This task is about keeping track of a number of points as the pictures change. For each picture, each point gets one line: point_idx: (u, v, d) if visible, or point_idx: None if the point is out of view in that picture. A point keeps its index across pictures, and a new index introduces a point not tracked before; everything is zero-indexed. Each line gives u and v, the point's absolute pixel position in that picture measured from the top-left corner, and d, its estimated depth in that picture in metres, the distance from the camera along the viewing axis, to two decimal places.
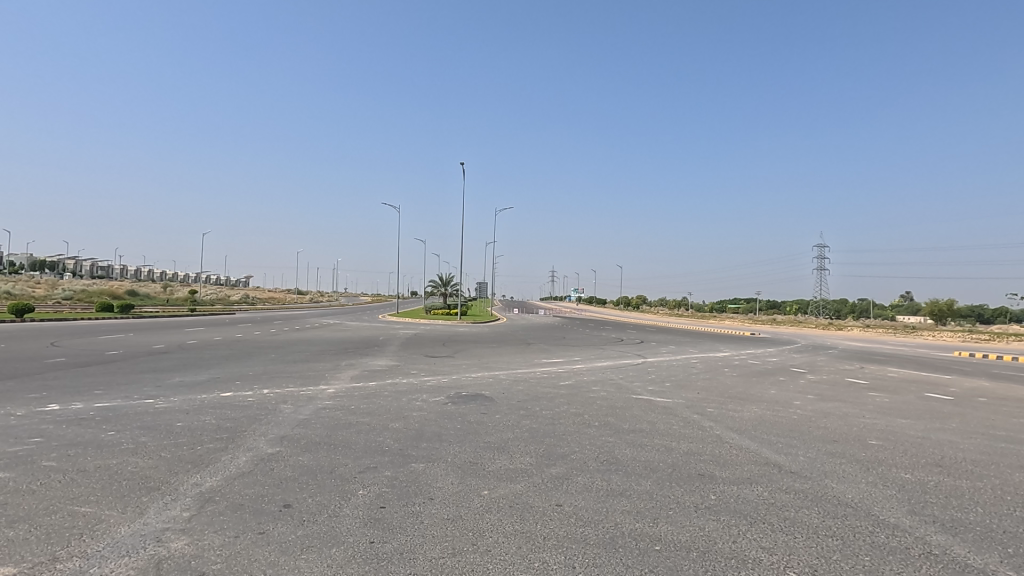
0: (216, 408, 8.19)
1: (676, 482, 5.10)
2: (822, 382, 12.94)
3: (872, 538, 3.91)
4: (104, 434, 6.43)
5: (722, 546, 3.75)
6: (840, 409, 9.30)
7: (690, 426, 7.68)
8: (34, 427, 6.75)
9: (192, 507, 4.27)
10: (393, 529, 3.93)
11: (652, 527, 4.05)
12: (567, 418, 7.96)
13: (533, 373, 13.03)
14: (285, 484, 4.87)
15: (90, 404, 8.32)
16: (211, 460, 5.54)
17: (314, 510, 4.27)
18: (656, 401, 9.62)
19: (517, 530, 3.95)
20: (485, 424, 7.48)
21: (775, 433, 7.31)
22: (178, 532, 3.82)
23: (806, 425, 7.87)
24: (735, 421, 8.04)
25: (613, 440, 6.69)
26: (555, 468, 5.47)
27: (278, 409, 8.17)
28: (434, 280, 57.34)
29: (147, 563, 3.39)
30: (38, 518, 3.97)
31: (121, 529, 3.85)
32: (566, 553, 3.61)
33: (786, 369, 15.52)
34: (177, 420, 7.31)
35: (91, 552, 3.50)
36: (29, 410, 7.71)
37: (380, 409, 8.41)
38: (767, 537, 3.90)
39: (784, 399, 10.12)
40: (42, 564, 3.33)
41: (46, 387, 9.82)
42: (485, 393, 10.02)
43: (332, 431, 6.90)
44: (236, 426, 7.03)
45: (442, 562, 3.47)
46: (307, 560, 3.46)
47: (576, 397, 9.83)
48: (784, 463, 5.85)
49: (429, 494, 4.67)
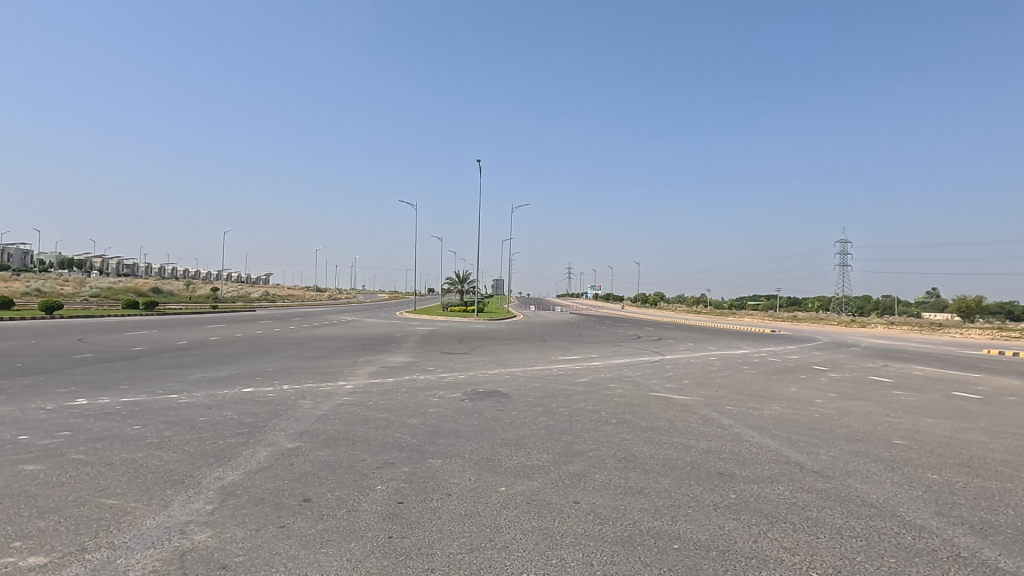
0: (237, 403, 8.31)
1: (695, 481, 5.04)
2: (845, 379, 12.69)
3: (898, 540, 3.82)
4: (130, 428, 6.60)
5: (742, 546, 3.70)
6: (862, 407, 9.12)
7: (709, 424, 7.58)
8: (63, 420, 6.97)
9: (215, 501, 4.34)
10: (412, 523, 3.97)
11: (671, 525, 4.02)
12: (584, 415, 7.94)
13: (548, 369, 13.04)
14: (305, 478, 4.94)
15: (116, 398, 8.54)
16: (232, 454, 5.63)
17: (334, 504, 4.31)
18: (673, 399, 9.53)
19: (534, 526, 3.95)
20: (501, 421, 7.46)
21: (794, 431, 7.19)
22: (201, 524, 3.90)
23: (828, 424, 7.71)
24: (754, 419, 7.92)
25: (630, 438, 6.63)
26: (571, 465, 5.46)
27: (297, 405, 8.30)
28: (452, 278, 58.27)
29: (171, 554, 3.46)
30: (67, 509, 4.09)
31: (147, 521, 3.93)
32: (583, 551, 3.59)
33: (807, 367, 15.27)
34: (199, 414, 7.48)
35: (119, 543, 3.58)
36: (58, 404, 7.95)
37: (398, 405, 8.46)
38: (789, 537, 3.84)
39: (805, 398, 9.93)
40: (72, 555, 3.42)
41: (76, 381, 10.13)
42: (500, 390, 10.02)
43: (350, 427, 6.97)
44: (257, 421, 7.17)
45: (460, 557, 3.48)
46: (326, 554, 3.50)
47: (593, 394, 9.80)
48: (805, 462, 5.74)
49: (446, 490, 4.70)
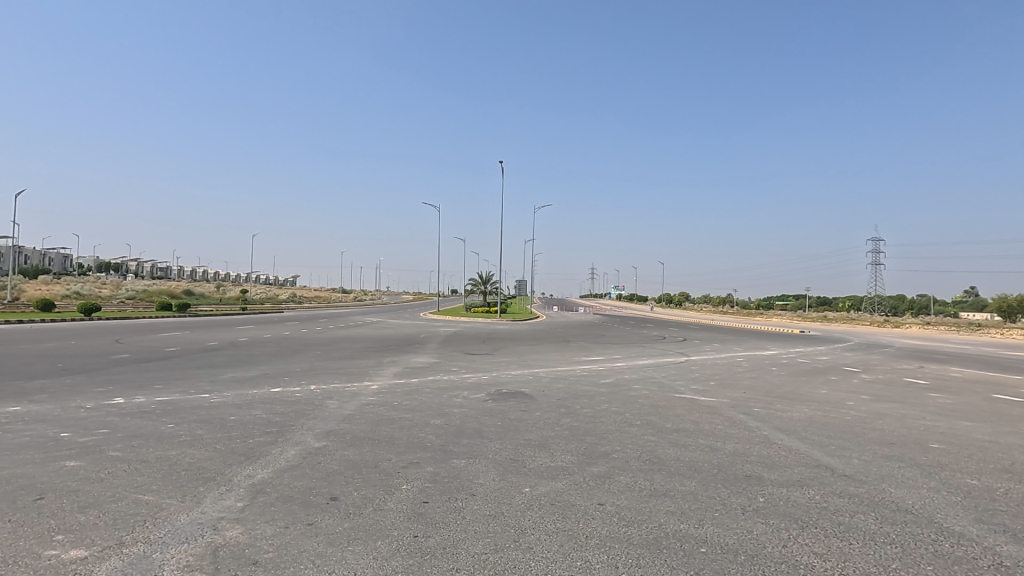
0: (265, 403, 8.48)
1: (722, 483, 4.97)
2: (878, 381, 12.34)
3: (935, 547, 3.70)
4: (164, 427, 6.80)
5: (771, 550, 3.64)
6: (896, 410, 8.85)
7: (736, 426, 7.45)
8: (101, 418, 7.21)
9: (245, 498, 4.44)
10: (437, 523, 4.00)
11: (698, 528, 3.96)
12: (607, 416, 7.89)
13: (571, 371, 13.00)
14: (332, 477, 5.02)
15: (151, 397, 8.79)
16: (261, 453, 5.75)
17: (360, 503, 4.37)
18: (699, 400, 9.40)
19: (559, 527, 3.93)
20: (524, 421, 7.46)
21: (825, 434, 7.03)
22: (233, 521, 3.99)
23: (860, 427, 7.51)
24: (782, 422, 7.76)
25: (655, 440, 6.56)
26: (595, 467, 5.43)
27: (324, 404, 8.44)
28: (474, 279, 58.49)
29: (205, 549, 3.55)
30: (106, 504, 4.23)
31: (181, 516, 4.05)
32: (608, 553, 3.57)
33: (838, 368, 14.88)
34: (230, 413, 7.66)
35: (154, 538, 3.69)
36: (96, 403, 8.22)
37: (422, 405, 8.53)
38: (821, 542, 3.76)
39: (835, 400, 9.68)
40: (110, 548, 3.53)
41: (112, 381, 10.46)
42: (524, 391, 10.02)
43: (375, 426, 7.06)
44: (285, 420, 7.31)
45: (485, 557, 3.49)
46: (353, 552, 3.55)
47: (617, 395, 9.71)
48: (837, 466, 5.60)
49: (470, 490, 4.72)
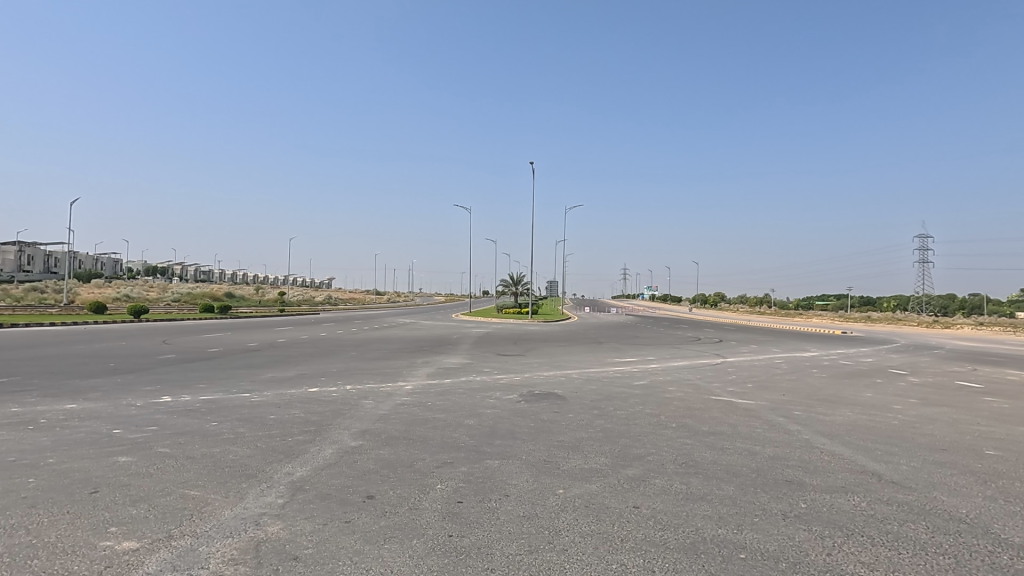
0: (303, 402, 8.69)
1: (761, 488, 4.84)
2: (927, 385, 11.80)
3: (993, 559, 3.52)
4: (208, 424, 7.05)
5: (814, 558, 3.53)
6: (947, 414, 8.46)
7: (775, 429, 7.26)
8: (150, 416, 7.52)
9: (285, 495, 4.56)
10: (471, 523, 4.02)
11: (737, 534, 3.87)
12: (642, 418, 7.79)
13: (604, 372, 12.89)
14: (368, 475, 5.10)
15: (195, 396, 9.13)
16: (300, 451, 5.89)
17: (395, 502, 4.43)
18: (736, 403, 9.19)
19: (593, 530, 3.91)
20: (557, 423, 7.44)
21: (870, 439, 6.77)
22: (274, 516, 4.11)
23: (908, 432, 7.20)
24: (824, 425, 7.51)
25: (690, 443, 6.45)
26: (630, 469, 5.37)
27: (359, 404, 8.59)
28: (505, 280, 58.59)
29: (248, 544, 3.66)
30: (155, 498, 4.41)
31: (225, 511, 4.19)
32: (644, 557, 3.52)
33: (884, 370, 14.29)
34: (270, 412, 7.88)
35: (201, 531, 3.83)
36: (145, 401, 8.59)
37: (455, 406, 8.59)
38: (867, 551, 3.62)
39: (881, 404, 9.31)
40: (160, 541, 3.68)
41: (160, 380, 10.91)
42: (556, 392, 9.98)
43: (409, 426, 7.15)
44: (322, 419, 7.48)
45: (519, 559, 3.49)
46: (390, 550, 3.60)
47: (651, 397, 9.58)
48: (884, 472, 5.38)
49: (504, 490, 4.74)
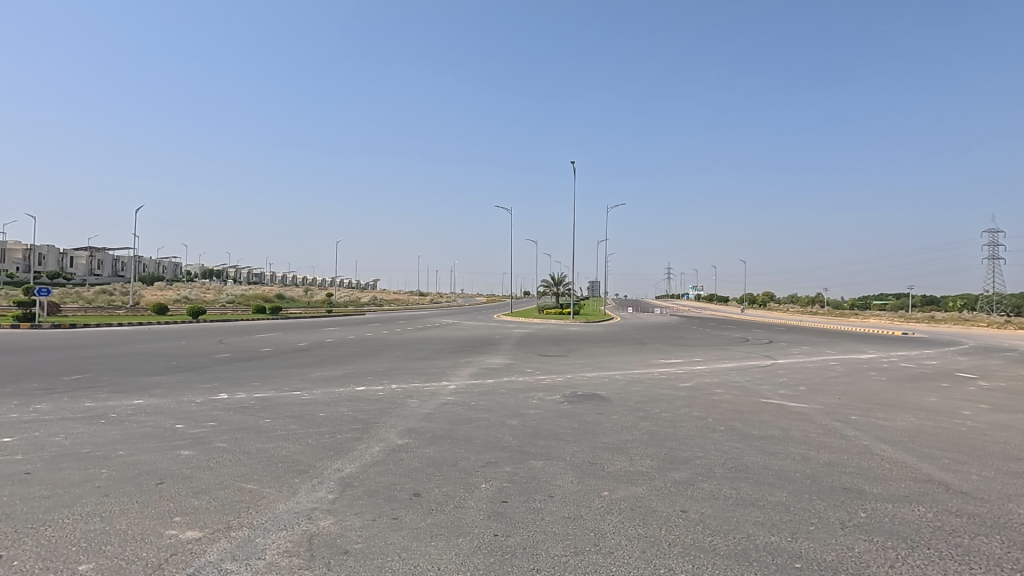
0: (351, 401, 8.92)
1: (817, 495, 4.64)
2: (999, 389, 11.04)
3: None
4: (262, 421, 7.34)
5: (876, 570, 3.36)
6: (1022, 421, 7.89)
7: (831, 434, 6.95)
8: (208, 412, 7.89)
9: (335, 490, 4.70)
10: (515, 523, 4.03)
11: (791, 542, 3.73)
12: (688, 421, 7.62)
13: (648, 373, 12.67)
14: (414, 473, 5.19)
15: (250, 393, 9.52)
16: (348, 448, 6.05)
17: (441, 500, 4.49)
18: (788, 406, 8.85)
19: (640, 533, 3.84)
20: (600, 424, 7.37)
21: (936, 446, 6.39)
22: (325, 511, 4.23)
23: (978, 439, 6.76)
24: (884, 431, 7.14)
25: (740, 447, 6.25)
26: (677, 473, 5.25)
27: (404, 403, 8.75)
28: (546, 280, 58.50)
29: (301, 536, 3.79)
30: (215, 491, 4.63)
31: (279, 505, 4.35)
32: (693, 562, 3.44)
33: (950, 374, 13.46)
34: (320, 410, 8.13)
35: (257, 523, 3.99)
36: (204, 397, 9.02)
37: (498, 406, 8.63)
38: (935, 565, 3.42)
39: (948, 409, 8.77)
40: (220, 531, 3.86)
41: (217, 378, 11.43)
42: (599, 393, 9.88)
43: (453, 425, 7.22)
44: (369, 418, 7.66)
45: (564, 560, 3.47)
46: (436, 547, 3.65)
47: (697, 399, 9.35)
48: (952, 482, 5.07)
49: (548, 491, 4.72)
